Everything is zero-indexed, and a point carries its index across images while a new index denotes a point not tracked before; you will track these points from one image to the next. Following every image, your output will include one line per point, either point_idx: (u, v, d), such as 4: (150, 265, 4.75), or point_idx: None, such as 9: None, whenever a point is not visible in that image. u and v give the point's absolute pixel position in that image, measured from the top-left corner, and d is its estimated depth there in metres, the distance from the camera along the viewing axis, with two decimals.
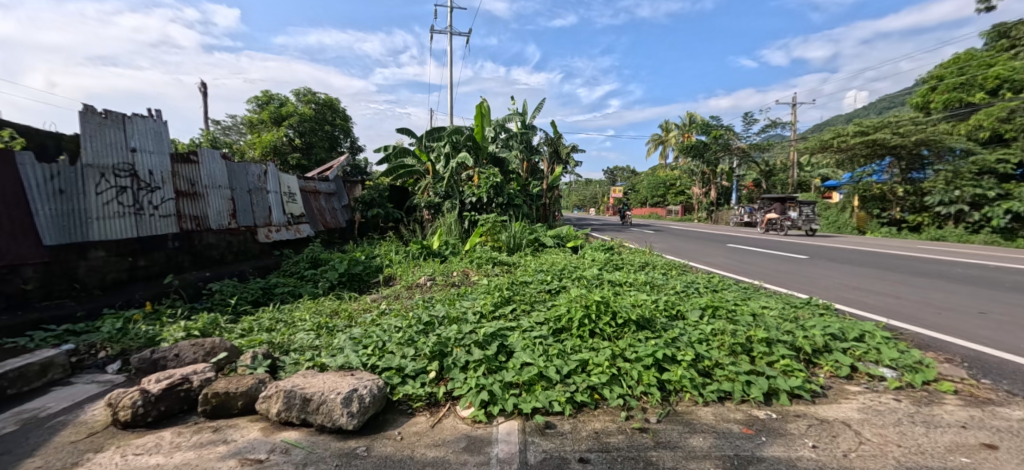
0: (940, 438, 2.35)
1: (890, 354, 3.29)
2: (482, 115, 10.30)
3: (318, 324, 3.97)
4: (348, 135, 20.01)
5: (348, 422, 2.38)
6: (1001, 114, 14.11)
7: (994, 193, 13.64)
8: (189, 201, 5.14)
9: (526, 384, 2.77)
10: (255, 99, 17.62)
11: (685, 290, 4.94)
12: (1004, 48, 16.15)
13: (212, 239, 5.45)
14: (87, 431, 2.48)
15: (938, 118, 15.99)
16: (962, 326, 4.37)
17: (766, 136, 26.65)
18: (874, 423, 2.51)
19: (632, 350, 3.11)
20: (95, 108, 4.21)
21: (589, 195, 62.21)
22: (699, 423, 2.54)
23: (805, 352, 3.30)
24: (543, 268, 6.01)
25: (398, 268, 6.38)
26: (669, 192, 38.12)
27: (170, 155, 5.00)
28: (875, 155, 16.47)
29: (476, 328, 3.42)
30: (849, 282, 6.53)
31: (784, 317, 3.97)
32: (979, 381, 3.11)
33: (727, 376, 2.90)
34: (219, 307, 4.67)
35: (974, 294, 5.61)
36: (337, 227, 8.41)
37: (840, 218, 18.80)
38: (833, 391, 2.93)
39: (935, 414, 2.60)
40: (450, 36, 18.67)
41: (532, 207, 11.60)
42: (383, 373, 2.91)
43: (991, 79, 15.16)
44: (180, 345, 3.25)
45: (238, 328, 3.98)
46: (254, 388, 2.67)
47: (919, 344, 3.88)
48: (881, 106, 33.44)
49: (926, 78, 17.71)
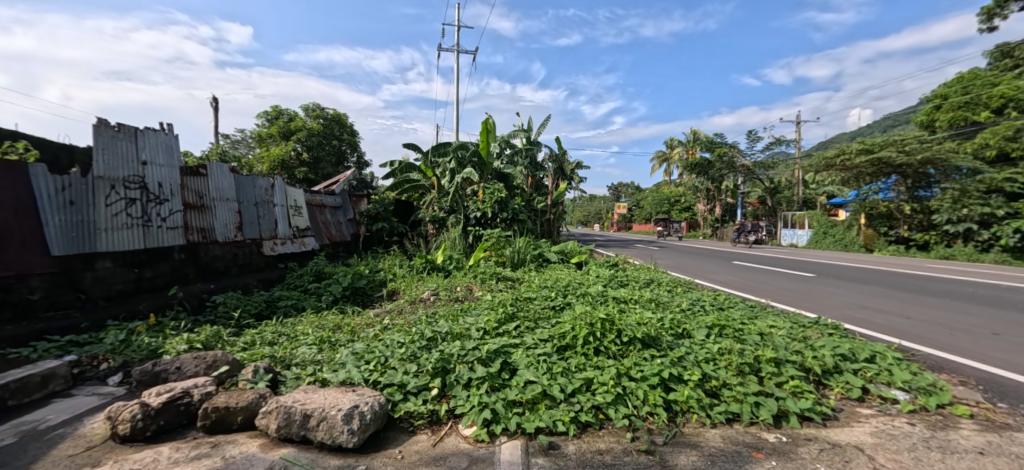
0: (958, 464, 2.28)
1: (902, 376, 3.21)
2: (488, 131, 10.39)
3: (321, 338, 3.95)
4: (355, 149, 20.35)
5: (348, 440, 2.35)
6: (1007, 132, 14.08)
7: (1003, 212, 13.48)
8: (197, 213, 5.19)
9: (529, 403, 2.71)
10: (265, 114, 17.96)
11: (691, 308, 4.89)
12: (1007, 68, 16.26)
13: (218, 251, 5.46)
14: (85, 445, 2.45)
15: (943, 137, 15.92)
16: (976, 347, 4.27)
17: (771, 153, 26.64)
18: (888, 447, 2.45)
19: (638, 369, 3.06)
20: (108, 122, 4.28)
21: (591, 212, 62.21)
22: (707, 446, 2.48)
23: (815, 373, 3.24)
24: (547, 284, 5.95)
25: (402, 283, 6.37)
26: (673, 208, 38.16)
27: (180, 168, 5.05)
28: (881, 173, 16.54)
29: (480, 345, 3.38)
30: (859, 301, 6.44)
31: (792, 337, 3.90)
32: (995, 405, 3.03)
33: (735, 397, 2.84)
34: (222, 320, 4.65)
35: (986, 315, 5.52)
36: (343, 241, 8.45)
37: (847, 235, 18.78)
38: (845, 414, 2.86)
39: (952, 440, 2.53)
40: (456, 54, 19.00)
41: (536, 222, 11.73)
42: (384, 390, 2.88)
43: (996, 98, 15.19)
44: (182, 358, 3.24)
45: (240, 341, 3.96)
46: (254, 403, 2.64)
47: (932, 366, 3.80)
48: (886, 124, 33.52)
49: (931, 97, 17.81)
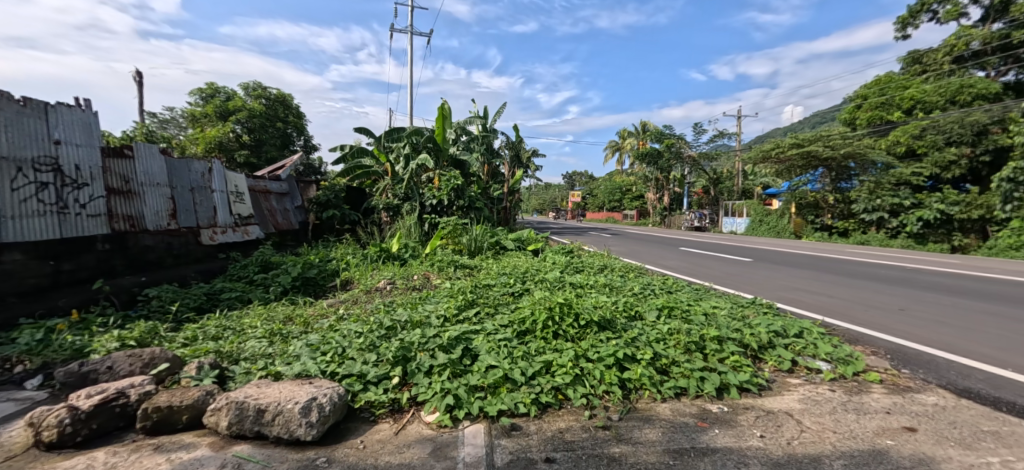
0: (869, 423, 2.57)
1: (825, 349, 3.57)
2: (444, 116, 10.20)
3: (271, 331, 3.77)
4: (302, 133, 19.29)
5: (306, 433, 2.29)
6: (914, 131, 15.67)
7: (909, 202, 14.97)
8: (122, 199, 4.74)
9: (491, 387, 2.76)
10: (199, 91, 16.71)
11: (643, 291, 5.13)
12: (916, 73, 18.23)
13: (149, 240, 5.03)
14: (2, 456, 2.22)
15: (862, 134, 17.51)
16: (889, 322, 4.76)
17: (715, 145, 28.11)
18: (813, 412, 2.72)
19: (595, 351, 3.19)
20: (12, 95, 3.80)
21: (547, 200, 63.50)
22: (658, 419, 2.63)
23: (752, 348, 3.52)
24: (505, 271, 5.98)
25: (356, 272, 6.17)
26: (625, 196, 39.63)
27: (101, 149, 4.60)
28: (809, 166, 17.96)
29: (441, 332, 3.38)
30: (792, 283, 6.95)
31: (733, 316, 4.21)
32: (899, 371, 3.43)
33: (683, 373, 3.04)
34: (158, 315, 4.32)
35: (896, 293, 6.17)
36: (290, 230, 8.00)
37: (780, 223, 20.33)
38: (777, 384, 3.13)
39: (865, 402, 2.85)
40: (410, 36, 18.38)
41: (493, 210, 11.78)
42: (343, 380, 2.82)
43: (907, 100, 16.90)
44: (114, 356, 2.98)
45: (180, 336, 3.70)
46: (201, 401, 2.50)
47: (849, 339, 4.23)
48: (814, 122, 36.62)
49: (853, 97, 19.54)
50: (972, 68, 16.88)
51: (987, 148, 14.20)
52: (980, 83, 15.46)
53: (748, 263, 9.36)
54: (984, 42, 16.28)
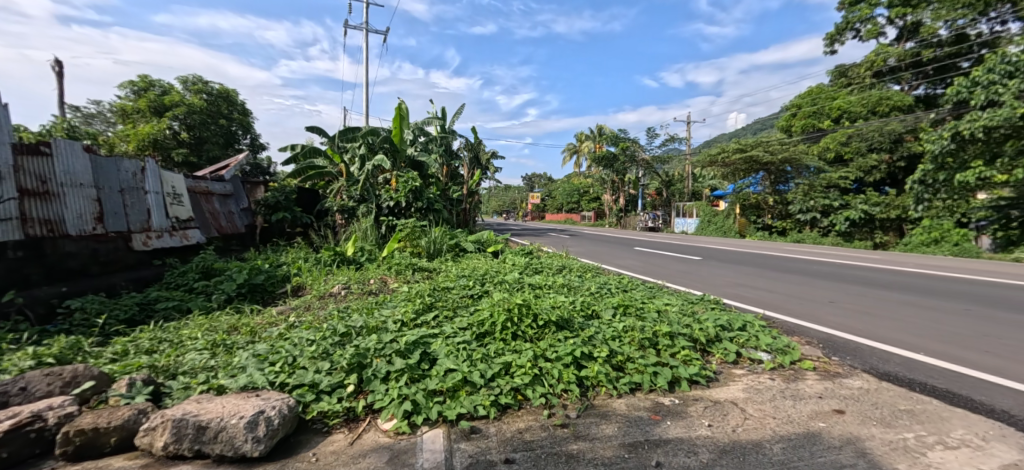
0: (805, 408, 2.75)
1: (766, 340, 3.79)
2: (401, 116, 9.98)
3: (214, 342, 3.54)
4: (247, 131, 18.29)
5: (253, 448, 2.16)
6: (841, 138, 16.96)
7: (838, 203, 16.23)
8: (39, 201, 4.27)
9: (450, 391, 2.72)
10: (130, 84, 15.50)
11: (599, 291, 5.23)
12: (843, 85, 19.84)
13: (71, 247, 4.58)
14: None
15: (798, 140, 18.81)
16: (823, 314, 5.12)
17: (666, 149, 29.27)
18: (756, 400, 2.87)
19: (553, 350, 3.22)
20: None
21: (506, 202, 63.81)
22: (614, 414, 2.69)
23: (701, 343, 3.68)
24: (465, 273, 5.95)
25: (309, 277, 5.94)
26: (582, 198, 40.51)
27: (11, 145, 4.12)
28: (751, 170, 19.06)
29: (397, 337, 3.30)
30: (737, 280, 7.31)
31: (683, 313, 4.38)
32: (830, 359, 3.69)
33: (636, 369, 3.13)
34: (81, 328, 3.94)
35: (829, 287, 6.63)
36: (235, 234, 7.53)
37: (726, 223, 21.46)
38: (724, 375, 3.28)
39: (800, 388, 3.05)
40: (365, 33, 17.88)
41: (452, 211, 11.67)
42: (294, 391, 2.68)
43: (835, 109, 18.34)
44: (28, 377, 2.67)
45: (108, 352, 3.40)
46: (133, 420, 2.30)
47: (787, 330, 4.51)
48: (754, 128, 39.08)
49: (789, 106, 20.95)
50: (889, 82, 18.58)
51: (902, 154, 15.71)
52: (896, 96, 16.93)
53: (705, 262, 9.55)
54: (899, 59, 17.95)
